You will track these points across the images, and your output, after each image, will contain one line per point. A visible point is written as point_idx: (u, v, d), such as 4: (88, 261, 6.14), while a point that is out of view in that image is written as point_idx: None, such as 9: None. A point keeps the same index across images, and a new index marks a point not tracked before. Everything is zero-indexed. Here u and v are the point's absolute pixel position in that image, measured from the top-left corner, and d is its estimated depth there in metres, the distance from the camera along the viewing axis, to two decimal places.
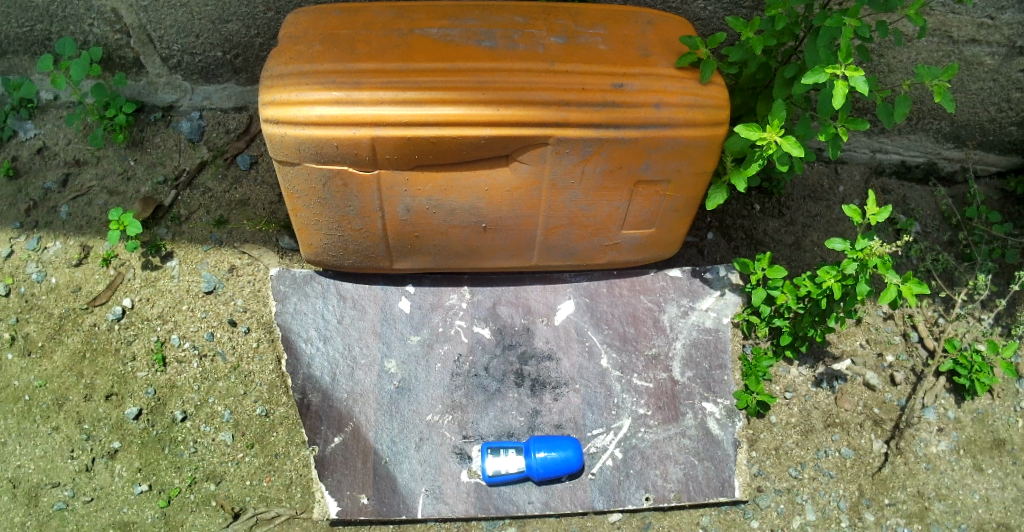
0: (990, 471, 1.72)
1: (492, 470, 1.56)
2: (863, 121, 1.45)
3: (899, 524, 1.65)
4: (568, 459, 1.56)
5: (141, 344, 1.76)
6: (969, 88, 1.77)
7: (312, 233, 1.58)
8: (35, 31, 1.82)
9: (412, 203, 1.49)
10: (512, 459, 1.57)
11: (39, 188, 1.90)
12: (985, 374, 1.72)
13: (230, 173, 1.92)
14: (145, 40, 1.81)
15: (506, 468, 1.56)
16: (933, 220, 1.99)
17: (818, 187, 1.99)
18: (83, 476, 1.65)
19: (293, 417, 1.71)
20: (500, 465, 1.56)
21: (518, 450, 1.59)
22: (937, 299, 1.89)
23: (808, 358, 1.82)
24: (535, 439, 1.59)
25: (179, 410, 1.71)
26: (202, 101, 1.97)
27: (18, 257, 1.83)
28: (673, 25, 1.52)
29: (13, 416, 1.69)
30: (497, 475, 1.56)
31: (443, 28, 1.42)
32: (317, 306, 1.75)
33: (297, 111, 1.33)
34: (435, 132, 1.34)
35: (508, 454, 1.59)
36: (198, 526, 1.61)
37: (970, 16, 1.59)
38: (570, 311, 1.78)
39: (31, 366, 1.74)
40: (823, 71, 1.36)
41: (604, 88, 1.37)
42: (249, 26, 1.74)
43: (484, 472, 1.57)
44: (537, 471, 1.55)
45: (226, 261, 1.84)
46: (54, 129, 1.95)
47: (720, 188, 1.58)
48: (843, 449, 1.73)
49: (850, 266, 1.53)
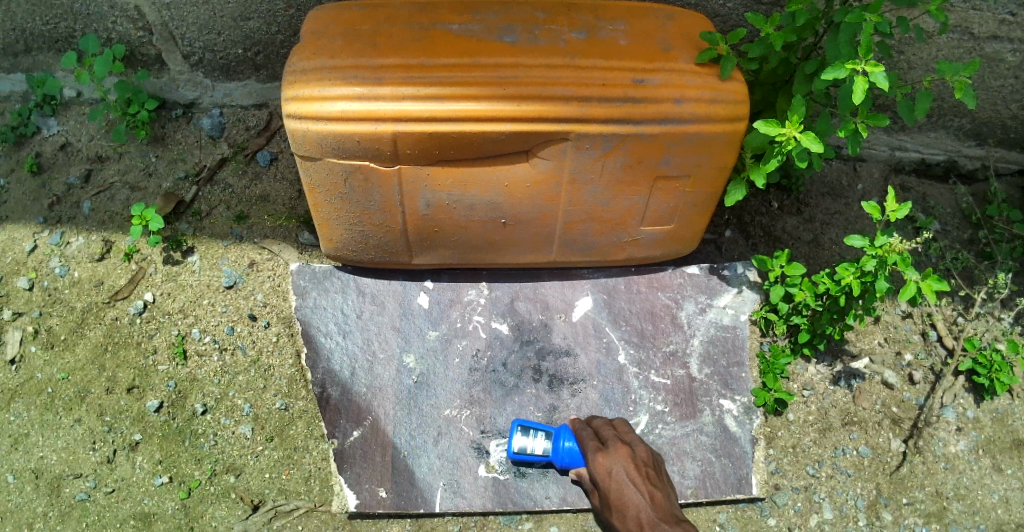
0: (1010, 472, 1.72)
1: (518, 447, 1.57)
2: (884, 117, 1.44)
3: (917, 524, 1.66)
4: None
5: (163, 338, 1.78)
6: (991, 85, 1.77)
7: (333, 228, 1.59)
8: (60, 28, 1.84)
9: (432, 198, 1.50)
10: (538, 442, 1.57)
11: (63, 183, 1.92)
12: (1005, 373, 1.72)
13: (251, 169, 1.94)
14: (167, 37, 1.82)
15: (530, 448, 1.57)
16: (953, 219, 1.98)
17: (836, 184, 1.98)
18: (105, 467, 1.68)
19: (312, 411, 1.73)
20: (527, 444, 1.57)
21: (547, 434, 1.58)
22: (957, 298, 1.88)
23: (826, 356, 1.81)
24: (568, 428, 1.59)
25: (200, 403, 1.73)
26: (223, 98, 1.99)
27: (42, 251, 1.86)
28: (695, 19, 1.52)
29: (37, 408, 1.73)
30: (522, 452, 1.57)
31: (464, 24, 1.42)
32: (337, 302, 1.75)
33: (320, 105, 1.34)
34: (456, 127, 1.35)
35: (538, 434, 1.59)
36: (218, 517, 1.65)
37: (993, 12, 1.58)
38: (589, 306, 1.79)
39: (54, 358, 1.77)
40: (843, 67, 1.35)
41: (625, 83, 1.38)
42: (270, 23, 1.76)
43: (511, 447, 1.57)
44: (558, 460, 1.56)
45: (247, 256, 1.86)
46: (77, 126, 1.97)
47: (739, 184, 1.58)
48: (861, 448, 1.73)
49: (869, 262, 1.51)
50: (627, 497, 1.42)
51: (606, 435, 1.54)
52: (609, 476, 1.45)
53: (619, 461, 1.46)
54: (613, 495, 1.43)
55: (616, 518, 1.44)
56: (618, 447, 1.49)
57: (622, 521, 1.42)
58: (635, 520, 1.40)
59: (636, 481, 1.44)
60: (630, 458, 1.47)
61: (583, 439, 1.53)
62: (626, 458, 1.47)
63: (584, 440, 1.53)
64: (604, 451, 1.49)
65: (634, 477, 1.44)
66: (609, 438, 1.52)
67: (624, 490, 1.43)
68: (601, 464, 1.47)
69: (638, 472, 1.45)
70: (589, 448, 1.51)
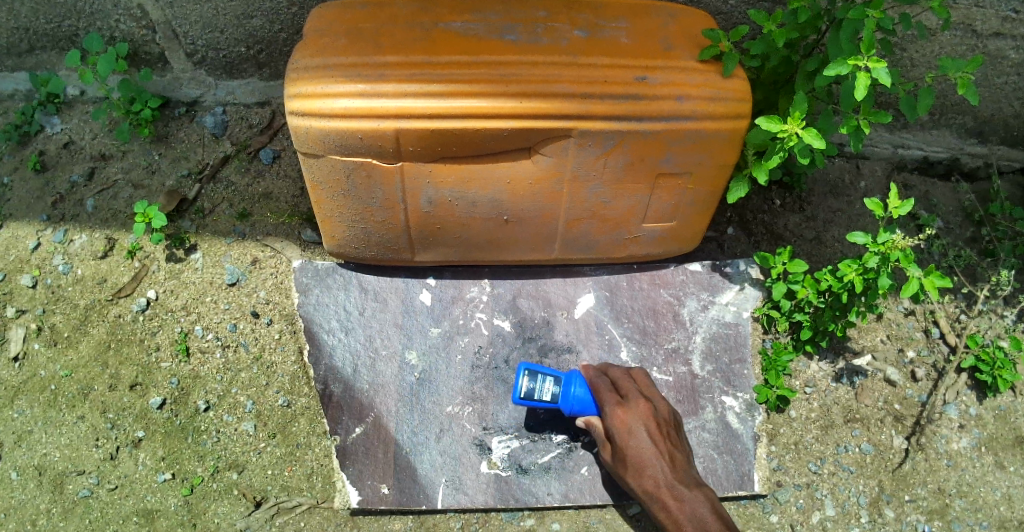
0: (1013, 469, 1.72)
1: (524, 392, 1.45)
2: (886, 113, 1.44)
3: (919, 521, 1.66)
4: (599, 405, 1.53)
5: (166, 335, 1.78)
6: (993, 82, 1.77)
7: (335, 225, 1.59)
8: (63, 27, 1.84)
9: (434, 195, 1.50)
10: (548, 388, 1.48)
11: (66, 181, 1.93)
12: (1008, 370, 1.73)
13: (253, 167, 1.94)
14: (170, 36, 1.83)
15: (539, 394, 1.46)
16: (956, 217, 1.98)
17: (839, 182, 1.98)
18: (108, 463, 1.69)
19: (314, 408, 1.73)
20: (535, 390, 1.46)
21: (557, 381, 1.49)
22: (959, 295, 1.87)
23: (828, 353, 1.80)
24: (578, 375, 1.52)
25: (203, 400, 1.73)
26: (225, 96, 1.99)
27: (45, 249, 1.87)
28: (697, 18, 1.52)
29: (40, 405, 1.73)
30: (528, 397, 1.46)
31: (466, 22, 1.42)
32: (340, 298, 1.75)
33: (322, 103, 1.35)
34: (458, 125, 1.35)
35: (545, 379, 1.49)
36: (221, 513, 1.65)
37: (995, 9, 1.58)
38: (591, 304, 1.79)
39: (58, 355, 1.77)
40: (845, 63, 1.35)
41: (627, 81, 1.38)
42: (273, 21, 1.76)
43: (517, 391, 1.45)
44: (565, 407, 1.50)
45: (249, 254, 1.86)
46: (80, 124, 1.97)
47: (741, 181, 1.58)
48: (864, 445, 1.73)
49: (872, 259, 1.51)
50: (648, 456, 1.44)
51: (623, 387, 1.52)
52: (628, 433, 1.45)
53: (638, 419, 1.47)
54: (632, 453, 1.45)
55: (629, 474, 1.46)
56: (639, 404, 1.49)
57: (636, 477, 1.45)
58: (654, 479, 1.43)
59: (655, 440, 1.46)
60: (650, 416, 1.48)
61: (601, 392, 1.50)
62: (647, 416, 1.47)
63: (601, 392, 1.51)
64: (624, 405, 1.48)
65: (654, 436, 1.46)
66: (628, 391, 1.50)
67: (645, 450, 1.44)
68: (621, 420, 1.46)
69: (658, 431, 1.47)
70: (607, 400, 1.49)
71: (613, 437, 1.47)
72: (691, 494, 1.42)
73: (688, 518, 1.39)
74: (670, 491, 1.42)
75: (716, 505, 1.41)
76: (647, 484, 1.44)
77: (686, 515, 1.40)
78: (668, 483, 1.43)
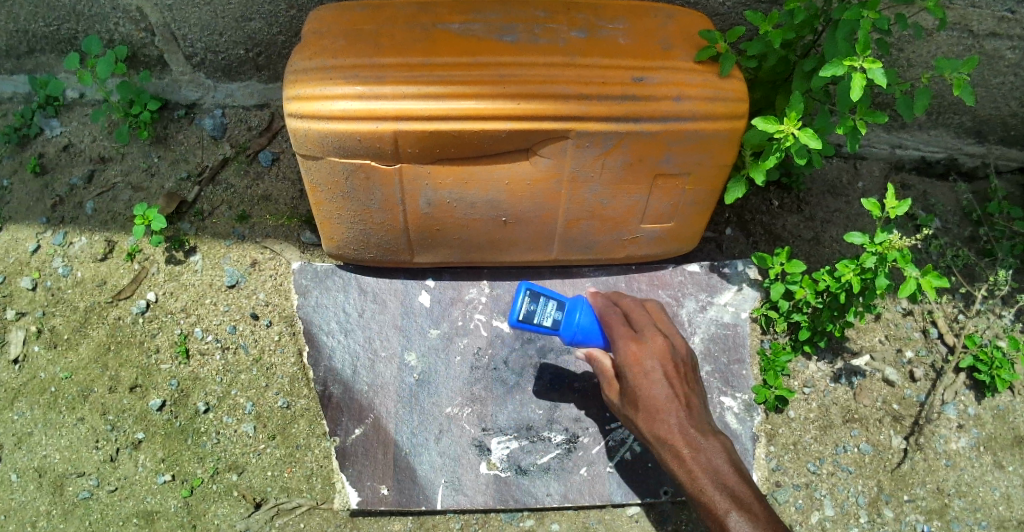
0: (1011, 468, 1.72)
1: (523, 314, 1.29)
2: (883, 113, 1.45)
3: (918, 521, 1.67)
4: (604, 337, 1.40)
5: (165, 337, 1.79)
6: (990, 82, 1.77)
7: (334, 226, 1.60)
8: (63, 29, 1.85)
9: (434, 196, 1.51)
10: (548, 312, 1.33)
11: (66, 184, 1.93)
12: (1006, 370, 1.73)
13: (253, 169, 1.94)
14: (169, 38, 1.83)
15: (538, 318, 1.31)
16: (954, 216, 1.98)
17: (837, 182, 1.99)
18: (108, 465, 1.69)
19: (314, 409, 1.73)
20: (535, 313, 1.31)
21: (559, 305, 1.35)
22: (958, 295, 1.88)
23: (827, 352, 1.81)
24: (585, 301, 1.39)
25: (202, 401, 1.74)
26: (224, 99, 1.99)
27: (45, 251, 1.87)
28: (695, 18, 1.53)
29: (40, 407, 1.74)
30: (525, 320, 1.30)
31: (464, 23, 1.43)
32: (339, 300, 1.76)
33: (321, 104, 1.35)
34: (457, 126, 1.36)
35: (546, 303, 1.34)
36: (221, 515, 1.65)
37: (991, 9, 1.58)
38: None
39: (57, 358, 1.77)
40: (841, 63, 1.36)
41: (625, 81, 1.39)
42: (272, 23, 1.77)
43: (515, 311, 1.29)
44: (565, 335, 1.37)
45: (249, 256, 1.86)
46: (80, 127, 1.98)
47: (739, 182, 1.59)
48: (863, 445, 1.73)
49: (869, 259, 1.52)
50: (662, 398, 1.31)
51: (637, 321, 1.39)
52: (642, 370, 1.32)
53: (653, 356, 1.33)
54: (646, 393, 1.31)
55: (640, 417, 1.33)
56: (654, 340, 1.35)
57: (647, 419, 1.32)
58: (668, 423, 1.30)
59: (670, 380, 1.33)
60: (666, 354, 1.35)
61: (612, 323, 1.36)
62: (663, 353, 1.34)
63: (614, 325, 1.37)
64: (638, 340, 1.35)
65: (670, 375, 1.33)
66: (642, 326, 1.37)
67: (661, 391, 1.31)
68: (635, 355, 1.33)
69: (674, 371, 1.34)
70: (621, 334, 1.35)
71: (625, 374, 1.34)
72: (707, 442, 1.30)
73: (704, 469, 1.27)
74: (686, 438, 1.29)
75: (733, 456, 1.30)
76: (660, 429, 1.31)
77: (702, 465, 1.27)
78: (684, 428, 1.30)
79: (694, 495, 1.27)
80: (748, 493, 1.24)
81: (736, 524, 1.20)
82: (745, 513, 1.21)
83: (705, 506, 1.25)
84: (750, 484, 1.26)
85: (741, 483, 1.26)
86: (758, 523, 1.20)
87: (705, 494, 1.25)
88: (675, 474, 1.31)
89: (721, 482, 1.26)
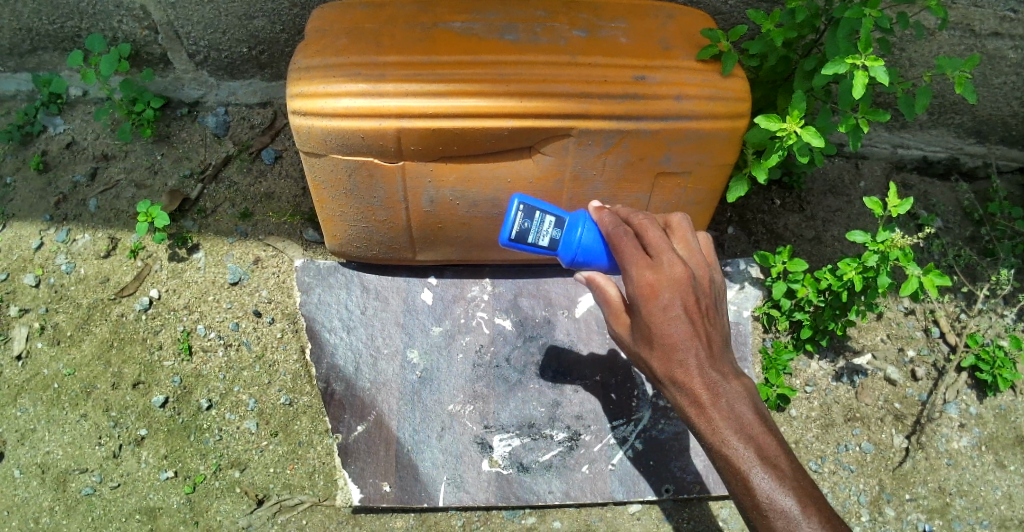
0: (1013, 468, 1.73)
1: (515, 233, 1.20)
2: (884, 112, 1.45)
3: (919, 519, 1.67)
4: (608, 258, 1.25)
5: (168, 335, 1.79)
6: (992, 82, 1.77)
7: (337, 224, 1.60)
8: (66, 27, 1.84)
9: (436, 194, 1.51)
10: (545, 229, 1.22)
11: (69, 181, 1.93)
12: (1008, 369, 1.73)
13: (255, 167, 1.95)
14: (173, 37, 1.83)
15: (533, 237, 1.22)
16: (955, 216, 1.98)
17: (838, 181, 1.99)
18: (111, 462, 1.70)
19: (316, 406, 1.74)
20: (530, 231, 1.21)
21: (558, 223, 1.23)
22: (959, 294, 1.88)
23: (828, 351, 1.81)
24: (587, 216, 1.24)
25: (205, 398, 1.74)
26: (227, 97, 2.00)
27: (48, 248, 1.87)
28: (696, 18, 1.53)
29: (43, 403, 1.74)
30: (519, 240, 1.21)
31: (466, 22, 1.43)
32: (341, 297, 1.76)
33: (323, 102, 1.35)
34: (458, 125, 1.36)
35: (544, 221, 1.24)
36: (223, 511, 1.66)
37: (993, 9, 1.59)
38: (591, 303, 1.79)
39: (60, 354, 1.78)
40: (843, 61, 1.36)
41: (626, 80, 1.39)
42: (275, 22, 1.77)
43: (507, 230, 1.20)
44: (564, 256, 1.24)
45: (252, 253, 1.87)
46: (84, 124, 1.98)
47: (741, 181, 1.59)
48: (864, 444, 1.73)
49: (871, 258, 1.52)
50: (681, 337, 1.07)
51: (652, 240, 1.12)
52: (657, 304, 1.07)
53: (672, 286, 1.07)
54: (662, 331, 1.07)
55: (653, 356, 1.10)
56: (674, 267, 1.08)
57: (661, 359, 1.09)
58: (687, 365, 1.07)
59: (691, 315, 1.08)
60: (688, 284, 1.08)
61: (622, 246, 1.12)
62: (684, 281, 1.08)
63: (623, 247, 1.12)
64: (654, 265, 1.09)
65: (691, 310, 1.08)
66: (659, 246, 1.10)
67: (680, 328, 1.07)
68: (651, 285, 1.08)
69: (696, 302, 1.09)
70: (632, 258, 1.10)
71: (637, 306, 1.09)
72: (730, 387, 1.08)
73: (726, 419, 1.07)
74: (707, 382, 1.08)
75: (757, 401, 1.10)
76: (677, 372, 1.08)
77: (724, 414, 1.07)
78: (705, 370, 1.07)
79: (715, 448, 1.07)
80: (775, 447, 1.06)
81: (760, 484, 1.03)
82: (771, 469, 1.04)
83: (728, 461, 1.06)
84: (777, 435, 1.07)
85: (767, 433, 1.07)
86: (785, 482, 1.03)
87: (727, 449, 1.06)
88: (692, 421, 1.10)
89: (746, 432, 1.06)
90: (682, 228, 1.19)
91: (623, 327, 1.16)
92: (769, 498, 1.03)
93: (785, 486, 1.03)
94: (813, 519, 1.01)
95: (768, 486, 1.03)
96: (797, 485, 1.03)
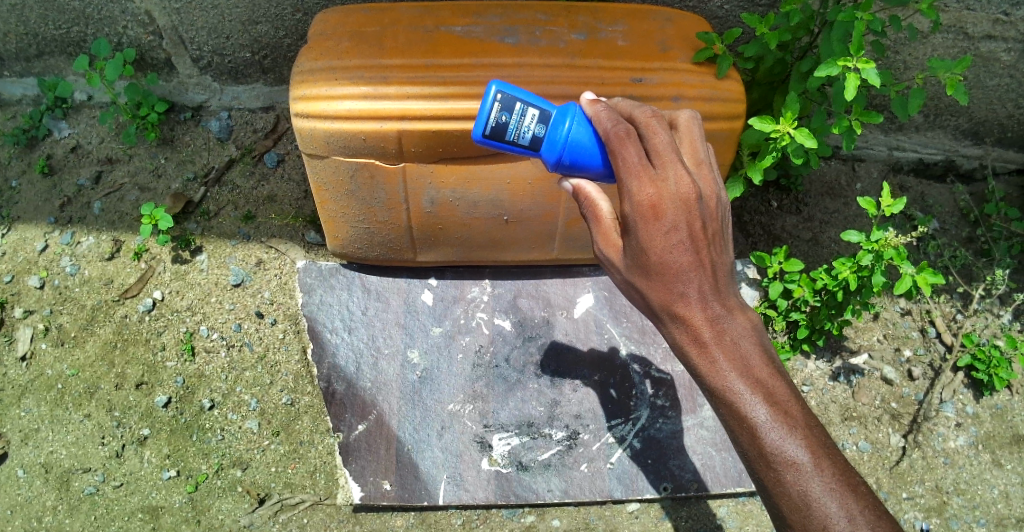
0: (1010, 466, 1.74)
1: (490, 128, 1.12)
2: (877, 113, 1.47)
3: (916, 518, 1.67)
4: (598, 159, 1.15)
5: (171, 336, 1.81)
6: (986, 84, 1.79)
7: (338, 225, 1.62)
8: (71, 33, 1.87)
9: (437, 195, 1.53)
10: (527, 124, 1.13)
11: (73, 184, 1.96)
12: (1004, 368, 1.75)
13: (258, 171, 1.97)
14: (177, 41, 1.86)
15: (512, 131, 1.13)
16: (952, 218, 2.00)
17: (835, 183, 2.01)
18: (114, 461, 1.71)
19: (318, 406, 1.75)
20: (506, 125, 1.13)
21: (543, 117, 1.14)
22: (955, 295, 1.90)
23: (825, 352, 1.83)
24: (579, 111, 1.15)
25: (207, 398, 1.76)
26: (230, 101, 2.02)
27: (52, 250, 1.90)
28: (693, 21, 1.55)
29: (46, 404, 1.76)
30: (495, 138, 1.14)
31: (467, 26, 1.45)
32: (343, 298, 1.79)
33: (327, 104, 1.37)
34: (460, 126, 1.38)
35: (527, 115, 1.14)
36: (224, 510, 1.67)
37: (986, 12, 1.61)
38: (590, 303, 1.82)
39: (65, 355, 1.80)
40: (836, 64, 1.37)
41: (625, 82, 1.41)
42: (278, 27, 1.80)
43: (482, 126, 1.13)
44: (549, 157, 1.15)
45: (254, 255, 1.89)
46: (88, 128, 2.01)
47: (737, 180, 1.60)
48: (861, 443, 1.74)
49: (865, 257, 1.54)
50: (681, 265, 1.01)
51: (657, 153, 1.03)
52: (658, 224, 1.00)
53: (676, 207, 1.00)
54: (663, 258, 1.01)
55: (648, 282, 1.04)
56: (679, 184, 1.01)
57: (656, 286, 1.03)
58: (688, 298, 1.03)
59: (694, 238, 1.01)
60: (693, 204, 1.01)
61: (620, 157, 1.04)
62: (691, 200, 1.00)
63: (623, 156, 1.04)
64: (658, 181, 1.01)
65: (696, 234, 1.01)
66: (664, 158, 1.02)
67: (682, 254, 1.01)
68: (653, 204, 1.00)
69: (702, 227, 1.02)
70: (632, 170, 1.02)
71: (635, 228, 1.02)
72: (732, 323, 1.04)
73: (730, 360, 1.02)
74: (710, 318, 1.03)
75: (762, 339, 1.05)
76: (678, 304, 1.03)
77: (727, 353, 1.02)
78: (708, 304, 1.03)
79: (717, 392, 1.03)
80: (782, 390, 1.02)
81: (767, 431, 0.99)
82: (780, 416, 1.00)
83: (733, 406, 1.01)
84: (785, 377, 1.03)
85: (774, 376, 1.02)
86: (794, 431, 0.99)
87: (731, 394, 1.01)
88: (691, 359, 1.05)
89: (751, 374, 1.02)
90: (690, 142, 1.13)
91: (613, 249, 1.09)
92: (778, 448, 0.98)
93: (795, 435, 0.99)
94: (823, 469, 0.98)
95: (776, 433, 0.99)
96: (808, 433, 1.00)
